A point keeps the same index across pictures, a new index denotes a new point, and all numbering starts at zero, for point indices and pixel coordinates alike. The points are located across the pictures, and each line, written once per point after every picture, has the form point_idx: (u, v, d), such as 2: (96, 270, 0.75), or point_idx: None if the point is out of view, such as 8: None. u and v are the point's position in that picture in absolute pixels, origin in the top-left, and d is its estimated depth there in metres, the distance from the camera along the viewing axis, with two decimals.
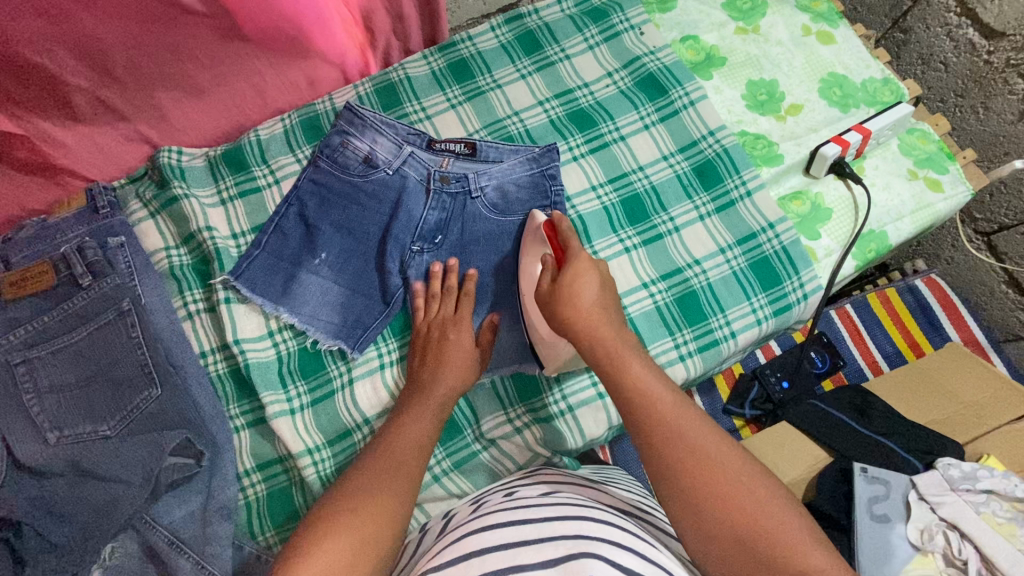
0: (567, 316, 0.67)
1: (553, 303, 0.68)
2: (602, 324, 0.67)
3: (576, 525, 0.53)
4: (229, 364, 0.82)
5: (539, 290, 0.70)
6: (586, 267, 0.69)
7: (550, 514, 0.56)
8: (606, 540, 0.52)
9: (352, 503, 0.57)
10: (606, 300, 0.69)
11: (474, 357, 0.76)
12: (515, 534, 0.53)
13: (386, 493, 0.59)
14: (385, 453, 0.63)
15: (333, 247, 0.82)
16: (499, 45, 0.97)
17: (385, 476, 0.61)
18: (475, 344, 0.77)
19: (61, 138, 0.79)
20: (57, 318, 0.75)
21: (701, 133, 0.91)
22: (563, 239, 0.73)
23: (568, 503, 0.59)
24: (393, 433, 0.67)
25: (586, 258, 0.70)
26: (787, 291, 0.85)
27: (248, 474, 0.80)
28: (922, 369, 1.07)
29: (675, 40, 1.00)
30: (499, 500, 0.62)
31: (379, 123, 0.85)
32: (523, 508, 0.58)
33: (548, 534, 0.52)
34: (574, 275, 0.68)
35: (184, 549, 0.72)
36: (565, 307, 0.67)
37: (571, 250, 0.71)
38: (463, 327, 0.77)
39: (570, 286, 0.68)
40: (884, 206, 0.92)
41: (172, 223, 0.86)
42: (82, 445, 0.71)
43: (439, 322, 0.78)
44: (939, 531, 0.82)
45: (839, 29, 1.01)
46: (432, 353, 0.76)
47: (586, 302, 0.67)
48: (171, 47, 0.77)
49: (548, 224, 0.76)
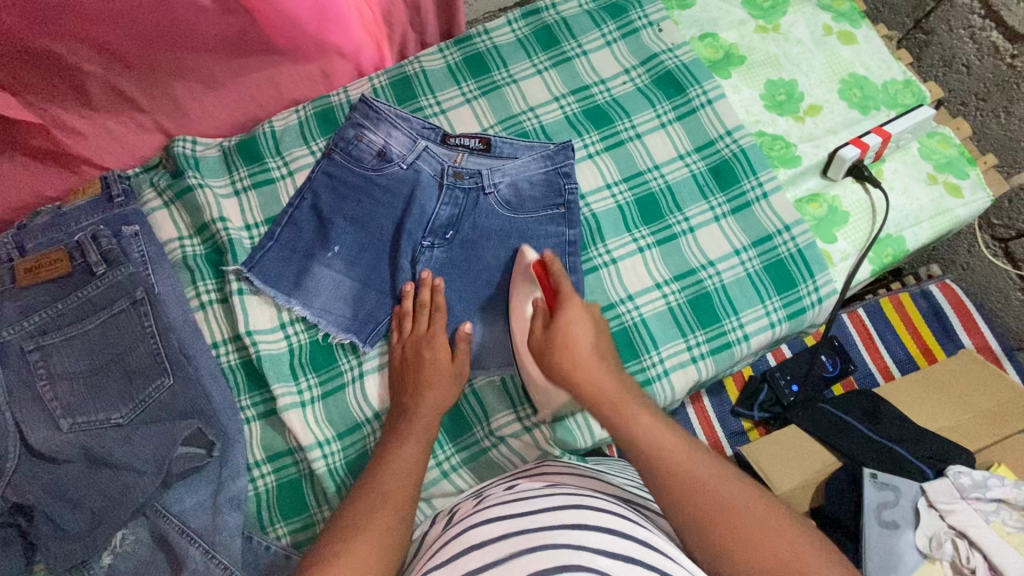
0: (564, 365, 0.68)
1: (549, 354, 0.69)
2: (601, 374, 0.67)
3: (581, 515, 0.53)
4: (240, 355, 0.82)
5: (533, 341, 0.71)
6: (577, 315, 0.70)
7: (552, 502, 0.56)
8: (608, 529, 0.52)
9: (355, 528, 0.59)
10: (602, 347, 0.70)
11: (453, 371, 0.75)
12: (518, 525, 0.53)
13: (383, 518, 0.60)
14: (382, 477, 0.64)
15: (346, 240, 0.82)
16: (516, 39, 0.96)
17: (387, 501, 0.62)
18: (452, 359, 0.75)
19: (75, 125, 0.79)
20: (71, 306, 0.76)
21: (718, 132, 0.90)
22: (553, 280, 0.73)
23: (570, 493, 0.59)
24: (387, 448, 0.68)
25: (576, 302, 0.70)
26: (802, 294, 0.84)
27: (257, 466, 0.79)
28: (934, 375, 1.06)
29: (693, 37, 0.99)
30: (501, 493, 0.63)
31: (394, 117, 0.84)
32: (524, 498, 0.58)
33: (552, 524, 0.52)
34: (567, 323, 0.69)
35: (194, 539, 0.72)
36: (563, 359, 0.68)
37: (563, 292, 0.71)
38: (435, 341, 0.75)
39: (566, 335, 0.69)
40: (903, 211, 0.91)
41: (186, 213, 0.86)
42: (94, 432, 0.72)
43: (414, 341, 0.76)
44: (948, 539, 0.82)
45: (861, 30, 1.00)
46: (408, 374, 0.75)
47: (582, 351, 0.68)
48: (187, 40, 0.77)
49: (538, 262, 0.76)
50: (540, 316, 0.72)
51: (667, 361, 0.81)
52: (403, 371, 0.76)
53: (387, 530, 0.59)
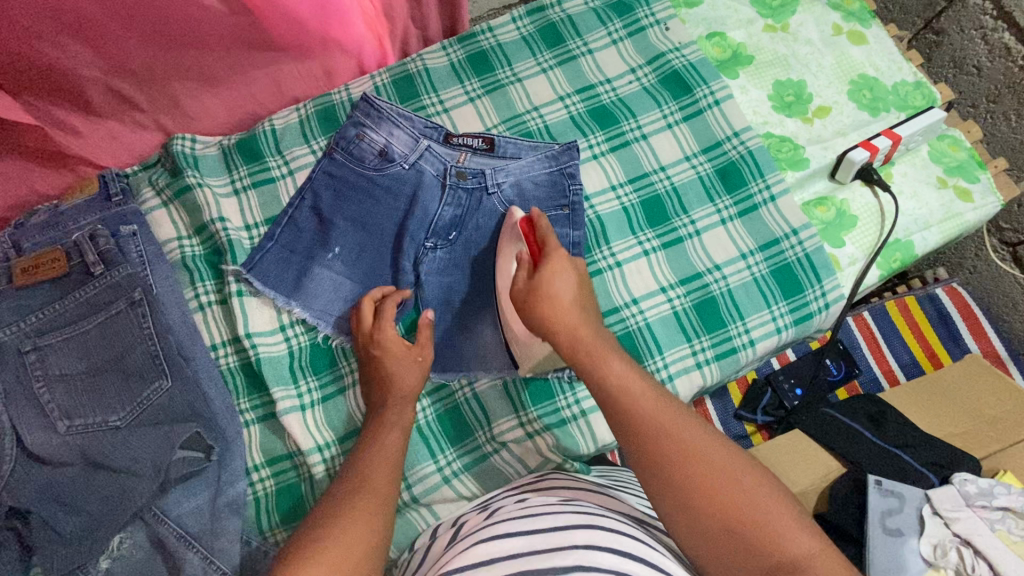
0: (546, 316, 0.67)
1: (530, 304, 0.67)
2: (582, 323, 0.66)
3: (591, 535, 0.53)
4: (239, 357, 0.81)
5: (516, 290, 0.69)
6: (563, 267, 0.69)
7: (561, 520, 0.55)
8: (619, 551, 0.51)
9: (337, 526, 0.57)
10: (583, 300, 0.69)
11: (412, 356, 0.74)
12: (527, 544, 0.52)
13: (369, 511, 0.59)
14: (377, 473, 0.63)
15: (347, 241, 0.81)
16: (521, 37, 0.94)
17: (378, 510, 0.60)
18: (410, 346, 0.74)
19: (73, 123, 0.78)
20: (67, 307, 0.75)
21: (725, 133, 0.89)
22: (540, 236, 0.72)
23: (577, 510, 0.58)
24: (383, 449, 0.66)
25: (563, 255, 0.70)
26: (809, 300, 0.83)
27: (257, 470, 0.78)
28: (941, 381, 1.05)
29: (701, 36, 0.97)
30: (510, 508, 0.62)
31: (395, 115, 0.83)
32: (532, 516, 0.58)
33: (561, 543, 0.51)
34: (551, 275, 0.68)
35: (192, 543, 0.72)
36: (543, 307, 0.67)
37: (549, 247, 0.70)
38: (384, 331, 0.74)
39: (549, 286, 0.67)
40: (912, 215, 0.89)
41: (184, 212, 0.84)
42: (91, 435, 0.71)
43: (366, 339, 0.75)
44: (953, 547, 0.81)
45: (871, 30, 0.98)
46: (372, 376, 0.74)
47: (564, 301, 0.67)
48: (186, 37, 0.76)
49: (525, 219, 0.75)
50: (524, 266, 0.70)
51: (672, 367, 0.80)
52: (367, 374, 0.75)
53: (373, 535, 0.57)
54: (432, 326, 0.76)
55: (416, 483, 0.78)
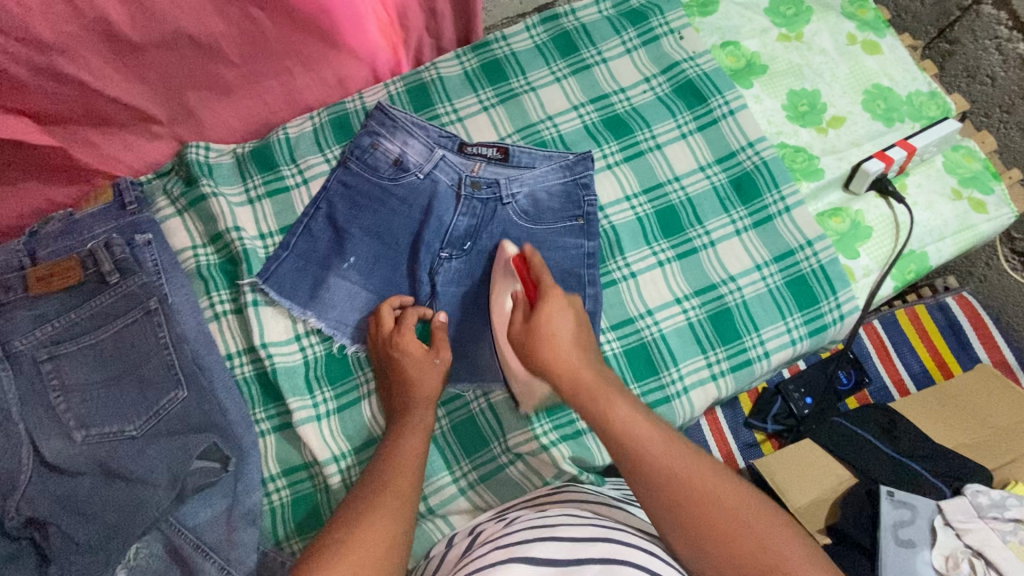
0: (545, 359, 0.65)
1: (529, 347, 0.66)
2: (581, 363, 0.64)
3: (609, 548, 0.53)
4: (255, 367, 0.81)
5: (514, 332, 0.67)
6: (560, 307, 0.67)
7: (584, 532, 0.56)
8: (637, 566, 0.51)
9: (353, 534, 0.57)
10: (582, 338, 0.67)
11: (430, 361, 0.74)
12: (546, 551, 0.53)
13: (383, 519, 0.59)
14: (394, 482, 0.63)
15: (361, 251, 0.81)
16: (534, 46, 0.94)
17: (397, 515, 0.60)
18: (428, 351, 0.75)
19: (88, 135, 0.78)
20: (83, 316, 0.75)
21: (740, 144, 0.89)
22: (534, 273, 0.70)
23: (600, 523, 0.58)
24: (403, 455, 0.67)
25: (559, 292, 0.68)
26: (823, 311, 0.83)
27: (273, 480, 0.78)
28: (953, 391, 1.04)
29: (714, 45, 0.97)
30: (531, 515, 0.63)
31: (410, 125, 0.83)
32: (555, 524, 0.58)
33: (579, 555, 0.52)
34: (547, 315, 0.66)
35: (210, 554, 0.72)
36: (543, 351, 0.65)
37: (544, 285, 0.68)
38: (405, 337, 0.74)
39: (546, 329, 0.65)
40: (927, 226, 0.89)
41: (198, 221, 0.85)
42: (108, 445, 0.71)
43: (383, 345, 0.75)
44: (965, 558, 0.81)
45: (885, 39, 0.98)
46: (390, 381, 0.75)
47: (564, 343, 0.65)
48: (203, 48, 0.75)
49: (519, 257, 0.73)
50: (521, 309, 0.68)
51: (687, 378, 0.80)
52: (384, 382, 0.76)
53: (390, 540, 0.58)
54: (445, 328, 0.77)
55: (432, 493, 0.78)
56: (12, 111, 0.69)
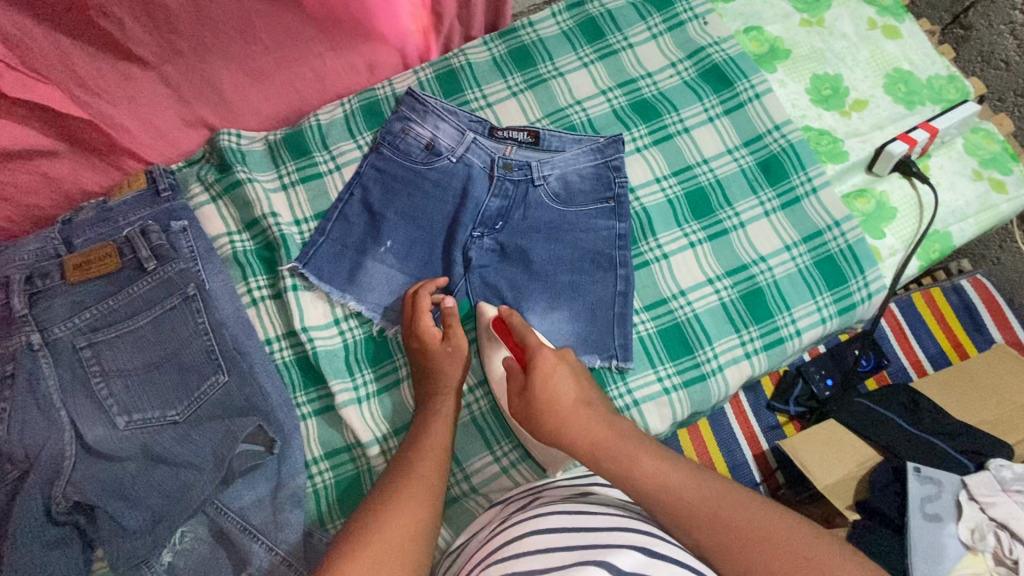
0: (554, 427, 0.62)
1: (534, 416, 0.64)
2: (592, 422, 0.62)
3: (634, 538, 0.53)
4: (295, 351, 0.81)
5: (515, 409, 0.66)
6: (552, 364, 0.65)
7: (613, 521, 0.56)
8: (672, 560, 0.52)
9: (377, 523, 0.57)
10: (585, 391, 0.65)
11: (446, 349, 0.74)
12: (569, 540, 0.53)
13: (408, 507, 0.59)
14: (416, 467, 0.64)
15: (397, 235, 0.81)
16: (561, 32, 0.95)
17: (423, 504, 0.60)
18: (443, 338, 0.74)
19: (122, 120, 0.78)
20: (121, 303, 0.74)
21: (767, 127, 0.90)
22: (518, 336, 0.70)
23: (622, 514, 0.58)
24: (431, 441, 0.67)
25: (547, 351, 0.66)
26: (852, 290, 0.84)
27: (315, 463, 0.79)
28: (971, 371, 1.06)
29: (738, 31, 0.98)
30: (554, 499, 0.63)
31: (441, 109, 0.83)
32: (580, 510, 0.58)
33: (604, 542, 0.52)
34: (544, 378, 0.64)
35: (257, 536, 0.73)
36: (547, 416, 0.63)
37: (529, 346, 0.67)
38: (423, 325, 0.75)
39: (546, 393, 0.63)
40: (950, 207, 0.91)
41: (233, 208, 0.85)
42: (151, 430, 0.72)
43: (410, 329, 0.76)
44: (990, 531, 0.83)
45: (905, 24, 0.99)
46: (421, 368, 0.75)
47: (565, 403, 0.63)
48: (237, 29, 0.75)
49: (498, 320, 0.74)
50: (515, 379, 0.66)
51: (720, 357, 0.81)
52: (417, 366, 0.76)
53: (413, 529, 0.57)
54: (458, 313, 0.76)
55: (474, 473, 0.79)
56: (41, 84, 0.68)
